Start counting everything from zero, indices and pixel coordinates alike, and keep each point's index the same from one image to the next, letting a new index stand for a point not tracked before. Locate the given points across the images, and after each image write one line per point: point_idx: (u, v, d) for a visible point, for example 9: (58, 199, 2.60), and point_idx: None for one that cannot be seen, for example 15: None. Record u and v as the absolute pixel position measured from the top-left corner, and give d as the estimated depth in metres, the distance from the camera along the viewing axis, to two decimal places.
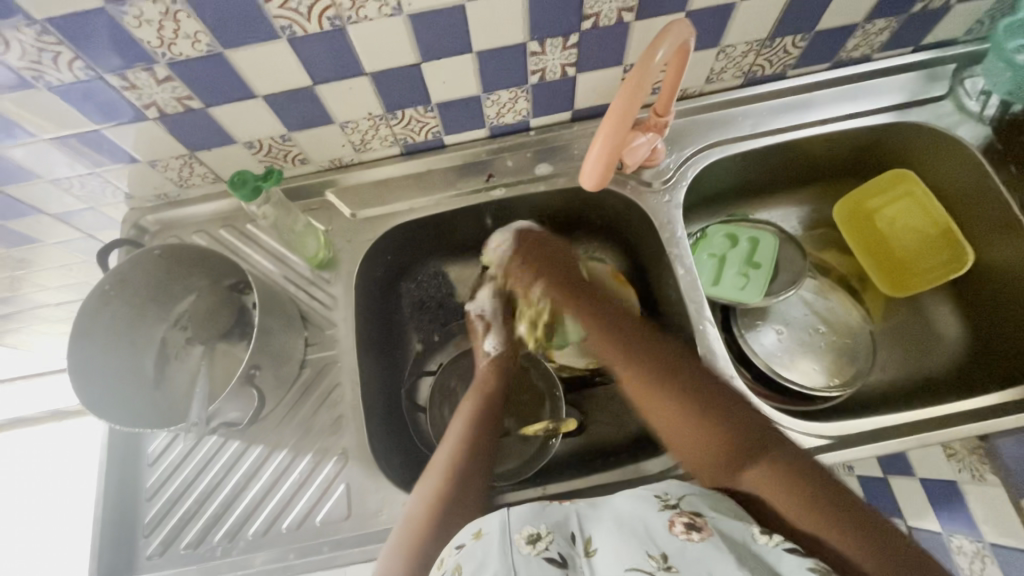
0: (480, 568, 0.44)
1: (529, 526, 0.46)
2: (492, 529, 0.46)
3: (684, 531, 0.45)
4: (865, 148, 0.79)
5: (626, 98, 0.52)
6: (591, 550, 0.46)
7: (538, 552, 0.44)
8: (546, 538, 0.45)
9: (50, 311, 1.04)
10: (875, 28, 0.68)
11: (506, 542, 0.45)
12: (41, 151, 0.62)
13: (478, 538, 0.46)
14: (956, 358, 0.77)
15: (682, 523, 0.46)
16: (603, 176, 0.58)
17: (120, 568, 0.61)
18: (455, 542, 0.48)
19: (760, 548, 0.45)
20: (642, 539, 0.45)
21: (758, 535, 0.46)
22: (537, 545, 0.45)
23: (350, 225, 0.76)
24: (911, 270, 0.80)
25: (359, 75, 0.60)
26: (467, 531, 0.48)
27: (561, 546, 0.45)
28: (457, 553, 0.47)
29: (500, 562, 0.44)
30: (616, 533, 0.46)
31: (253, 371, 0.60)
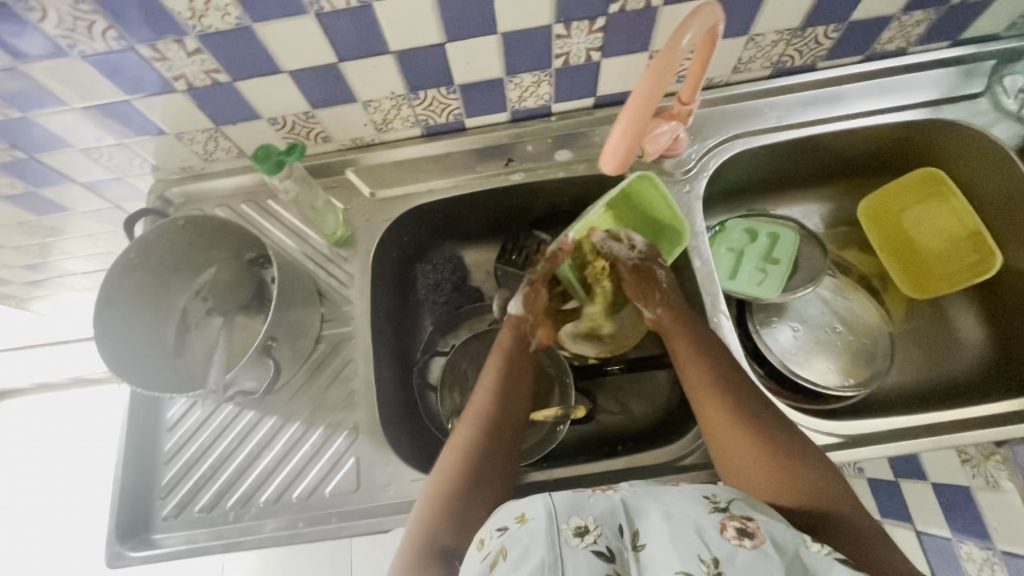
0: (526, 555, 0.45)
1: (575, 519, 0.47)
2: (537, 516, 0.47)
3: (736, 536, 0.45)
4: (894, 145, 0.78)
5: (655, 74, 0.51)
6: (638, 545, 0.46)
7: (586, 546, 0.45)
8: (593, 531, 0.46)
9: (77, 279, 1.07)
10: (912, 20, 0.66)
11: (553, 531, 0.46)
12: (73, 119, 0.64)
13: (524, 524, 0.47)
14: (976, 365, 0.75)
15: (734, 527, 0.46)
16: (624, 158, 0.58)
17: (138, 526, 0.63)
18: (495, 525, 0.49)
19: (812, 556, 0.45)
20: (693, 539, 0.45)
21: (810, 543, 0.46)
22: (584, 539, 0.45)
23: (369, 204, 0.77)
24: (935, 271, 0.78)
25: (384, 54, 0.61)
26: (510, 515, 0.49)
27: (609, 541, 0.46)
28: (499, 535, 0.47)
29: (546, 551, 0.45)
30: (666, 529, 0.46)
31: (270, 343, 0.62)
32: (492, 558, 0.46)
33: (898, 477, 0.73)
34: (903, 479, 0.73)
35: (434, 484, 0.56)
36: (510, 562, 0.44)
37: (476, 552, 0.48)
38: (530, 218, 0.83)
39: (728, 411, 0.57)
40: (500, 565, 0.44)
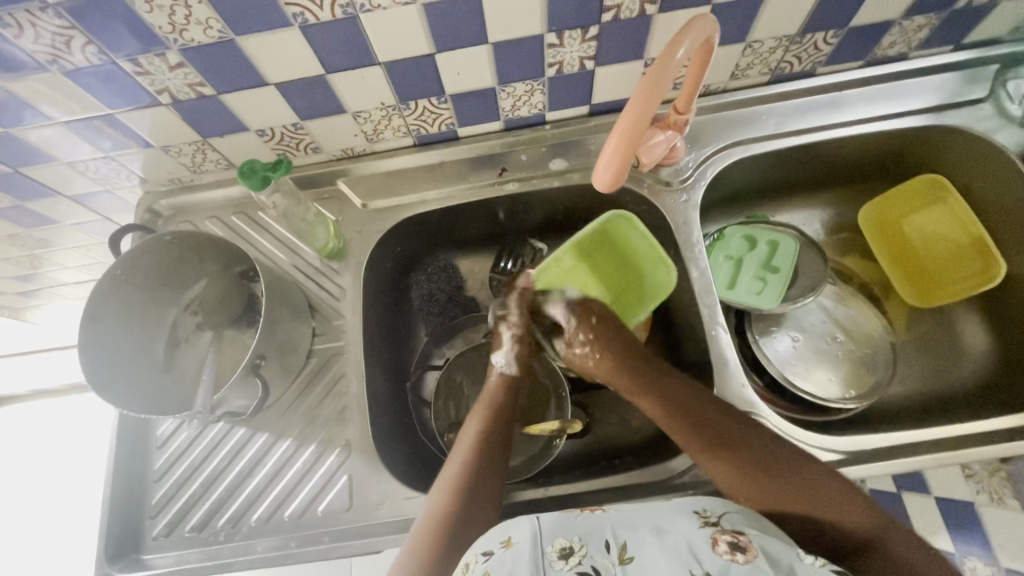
0: None
1: (561, 540, 0.46)
2: (522, 538, 0.47)
3: (728, 551, 0.44)
4: (895, 151, 0.76)
5: (644, 95, 0.50)
6: (626, 558, 0.45)
7: (571, 567, 0.44)
8: (579, 551, 0.45)
9: (70, 289, 1.06)
10: (914, 25, 0.65)
11: (538, 553, 0.46)
12: (56, 134, 0.62)
13: (508, 548, 0.46)
14: (979, 375, 0.74)
15: (725, 542, 0.45)
16: (617, 176, 0.56)
17: (127, 547, 0.62)
18: (482, 547, 0.48)
19: (806, 567, 0.44)
20: (684, 556, 0.44)
21: (803, 556, 0.46)
22: (570, 560, 0.45)
23: (360, 215, 0.76)
24: (938, 279, 0.77)
25: (372, 65, 0.59)
26: (496, 538, 0.48)
27: (595, 559, 0.45)
28: (485, 560, 0.46)
29: (530, 572, 0.44)
30: (655, 543, 0.45)
31: (260, 361, 0.60)
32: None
33: None
34: None
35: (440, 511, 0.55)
36: None
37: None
38: (524, 227, 0.81)
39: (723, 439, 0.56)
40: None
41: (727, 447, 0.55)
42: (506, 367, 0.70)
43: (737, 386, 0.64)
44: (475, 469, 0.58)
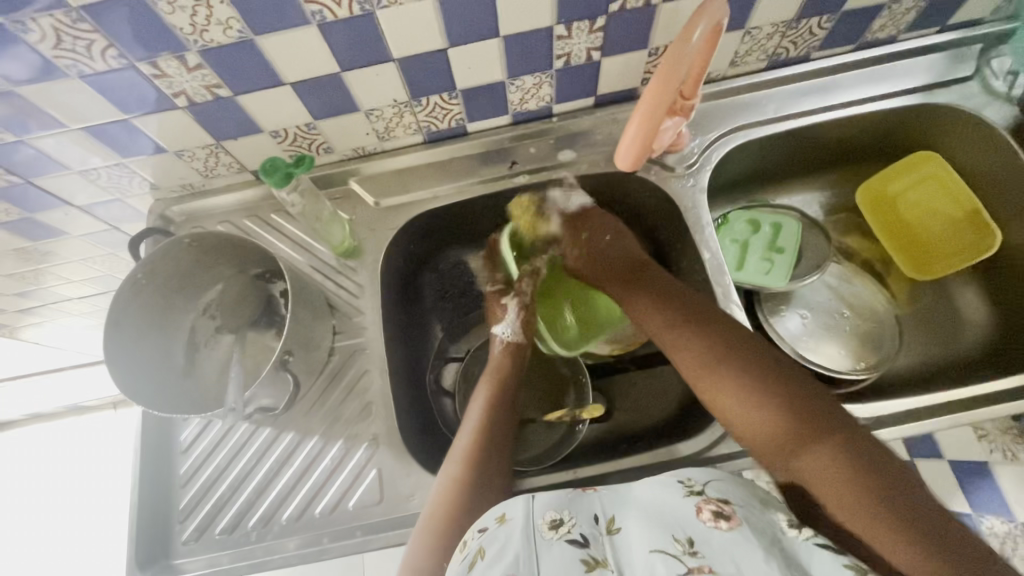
0: (503, 552, 0.45)
1: (550, 512, 0.48)
2: (515, 516, 0.48)
3: (712, 518, 0.46)
4: (890, 130, 0.79)
5: (658, 86, 0.54)
6: (614, 529, 0.48)
7: (560, 536, 0.46)
8: (568, 523, 0.47)
9: (72, 304, 1.05)
10: (902, 8, 0.68)
11: (529, 527, 0.47)
12: (69, 141, 0.62)
13: (503, 524, 0.48)
14: (982, 340, 0.76)
15: (710, 510, 0.47)
16: (636, 159, 0.63)
17: (157, 552, 0.62)
18: (479, 525, 0.50)
19: (789, 540, 0.47)
20: (669, 523, 0.46)
21: (786, 529, 0.48)
22: (559, 530, 0.46)
23: (373, 213, 0.77)
24: (935, 253, 0.80)
25: (386, 62, 0.60)
26: (491, 516, 0.50)
27: (583, 529, 0.47)
28: (480, 536, 0.49)
29: (521, 546, 0.45)
30: (642, 514, 0.48)
31: (287, 357, 0.61)
32: (472, 558, 0.47)
33: None
34: None
35: (451, 491, 0.58)
36: (489, 560, 0.45)
37: (459, 554, 0.49)
38: None
39: (702, 350, 0.61)
40: (478, 564, 0.45)
41: (726, 391, 0.57)
42: (508, 334, 0.75)
43: None
44: (478, 451, 0.61)
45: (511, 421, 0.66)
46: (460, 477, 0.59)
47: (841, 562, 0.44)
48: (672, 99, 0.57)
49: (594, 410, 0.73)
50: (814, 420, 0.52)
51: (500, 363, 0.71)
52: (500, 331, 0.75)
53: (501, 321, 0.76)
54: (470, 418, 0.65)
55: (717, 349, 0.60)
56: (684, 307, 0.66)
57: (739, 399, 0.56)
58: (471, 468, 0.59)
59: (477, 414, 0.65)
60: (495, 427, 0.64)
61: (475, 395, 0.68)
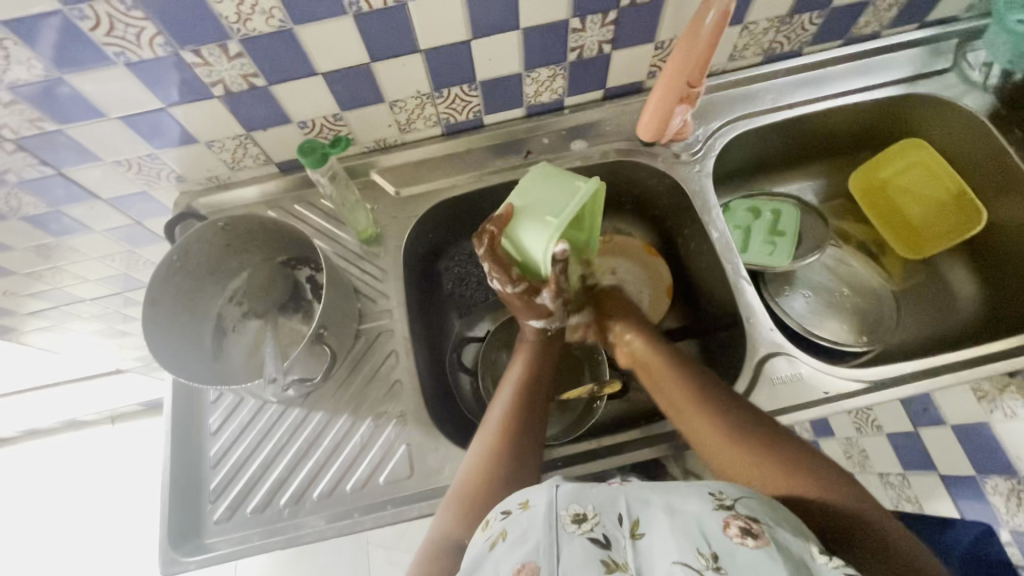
0: (523, 538, 0.46)
1: (575, 505, 0.47)
2: (538, 503, 0.48)
3: (738, 535, 0.44)
4: (878, 120, 0.84)
5: (674, 68, 0.65)
6: (637, 533, 0.46)
7: (582, 532, 0.45)
8: (592, 519, 0.46)
9: (85, 307, 1.05)
10: (885, 4, 0.74)
11: (552, 515, 0.46)
12: (106, 130, 0.65)
13: (525, 510, 0.48)
14: (974, 312, 0.80)
15: (737, 525, 0.45)
16: (655, 132, 0.74)
17: (189, 532, 0.62)
18: (501, 507, 0.51)
19: (817, 567, 0.44)
20: (693, 533, 0.45)
21: (817, 554, 0.45)
22: (582, 526, 0.45)
23: (394, 202, 0.80)
24: (924, 233, 0.85)
25: (414, 53, 0.64)
26: (514, 500, 0.50)
27: (607, 528, 0.46)
28: (503, 518, 0.49)
29: (543, 534, 0.45)
30: (667, 521, 0.46)
31: (321, 333, 0.63)
32: (493, 539, 0.47)
33: (918, 427, 0.77)
34: (923, 428, 0.76)
35: (482, 462, 0.59)
36: (510, 544, 0.46)
37: (482, 533, 0.50)
38: None
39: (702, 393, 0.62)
40: (499, 547, 0.46)
41: (708, 430, 0.59)
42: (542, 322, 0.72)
43: (767, 331, 0.69)
44: (513, 426, 0.62)
45: (540, 400, 0.66)
46: (494, 448, 0.60)
47: None
48: (686, 88, 0.68)
49: (612, 386, 0.75)
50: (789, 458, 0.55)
51: (536, 354, 0.71)
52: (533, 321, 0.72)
53: (542, 317, 0.71)
54: (503, 395, 0.66)
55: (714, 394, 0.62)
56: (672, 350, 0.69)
57: (739, 440, 0.57)
58: (505, 439, 0.61)
59: (505, 396, 0.66)
60: (527, 403, 0.65)
61: (506, 378, 0.68)
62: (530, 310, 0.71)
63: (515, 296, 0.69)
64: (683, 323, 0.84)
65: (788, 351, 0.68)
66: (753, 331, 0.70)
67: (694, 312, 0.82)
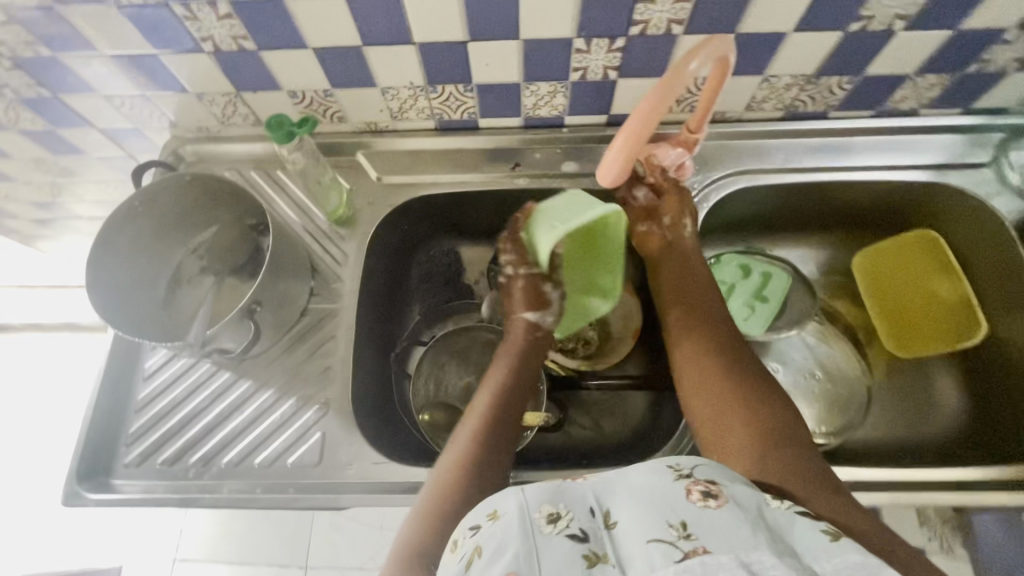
0: (499, 554, 0.40)
1: (546, 504, 0.42)
2: (508, 510, 0.43)
3: (701, 498, 0.42)
4: (897, 202, 0.78)
5: (643, 111, 0.56)
6: (611, 523, 0.42)
7: (560, 531, 0.41)
8: (566, 517, 0.41)
9: (83, 223, 1.09)
10: (926, 82, 0.68)
11: (526, 522, 0.41)
12: (98, 65, 0.65)
13: (495, 521, 0.42)
14: (949, 425, 0.76)
15: (698, 490, 0.42)
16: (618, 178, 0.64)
17: (99, 469, 0.64)
18: (470, 522, 0.45)
19: (773, 511, 0.43)
20: (659, 507, 0.41)
21: (769, 500, 0.44)
22: (558, 524, 0.41)
23: (374, 188, 0.78)
24: (917, 331, 0.78)
25: (407, 44, 0.62)
26: (482, 512, 0.44)
27: (582, 522, 0.42)
28: (474, 534, 0.43)
29: (521, 543, 0.40)
30: (632, 500, 0.42)
31: (254, 307, 0.63)
32: (468, 558, 0.41)
33: None
34: None
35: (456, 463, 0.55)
36: (486, 561, 0.40)
37: (452, 555, 0.44)
38: None
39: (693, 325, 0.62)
40: (475, 565, 0.40)
41: (718, 402, 0.55)
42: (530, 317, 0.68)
43: None
44: (489, 419, 0.59)
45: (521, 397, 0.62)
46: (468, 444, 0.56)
47: (822, 530, 0.41)
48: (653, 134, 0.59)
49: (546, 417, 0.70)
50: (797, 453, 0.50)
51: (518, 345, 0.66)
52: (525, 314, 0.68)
53: (537, 309, 0.68)
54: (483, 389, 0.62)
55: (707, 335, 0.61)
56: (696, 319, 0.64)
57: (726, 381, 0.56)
58: (481, 434, 0.57)
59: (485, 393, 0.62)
60: (508, 398, 0.61)
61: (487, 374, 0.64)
62: (529, 300, 0.68)
63: (520, 285, 0.69)
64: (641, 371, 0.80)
65: None
66: None
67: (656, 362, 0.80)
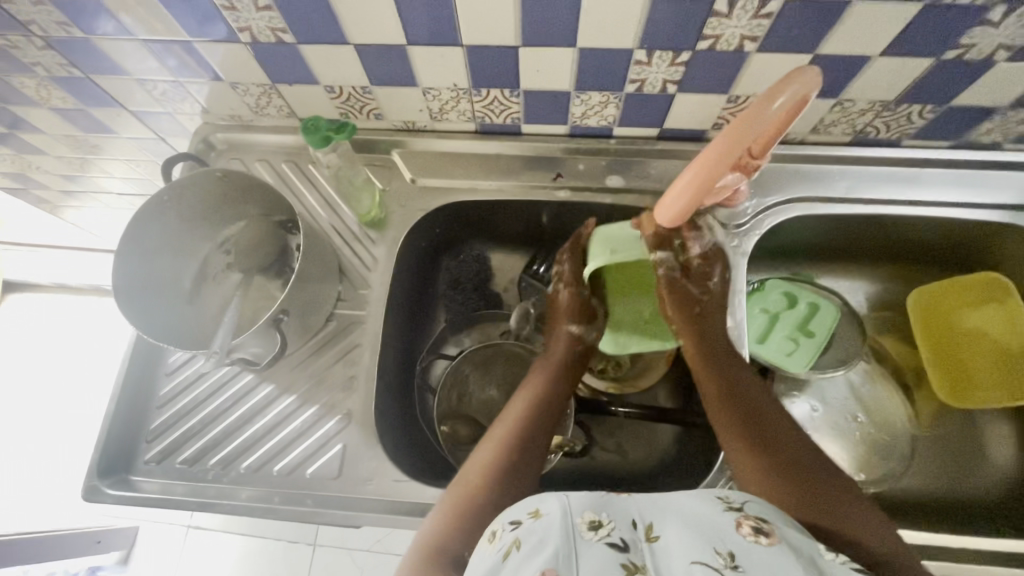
0: (541, 546, 0.41)
1: (590, 512, 0.43)
2: (551, 511, 0.43)
3: (751, 534, 0.42)
4: (966, 240, 0.73)
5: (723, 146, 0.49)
6: (653, 538, 0.43)
7: (601, 539, 0.41)
8: (608, 525, 0.42)
9: (109, 196, 1.07)
10: (1018, 116, 0.62)
11: (568, 523, 0.42)
12: (131, 49, 0.63)
13: (537, 518, 0.43)
14: (1000, 481, 0.72)
15: (750, 525, 0.42)
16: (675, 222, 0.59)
17: (120, 464, 0.64)
18: (510, 517, 0.45)
19: (827, 563, 0.42)
20: (708, 532, 0.42)
21: (825, 551, 0.43)
22: (599, 532, 0.42)
23: (407, 189, 0.75)
24: (974, 380, 0.74)
25: (454, 45, 0.58)
26: (524, 508, 0.45)
27: (624, 533, 0.42)
28: (513, 529, 0.44)
29: (561, 543, 0.41)
30: (682, 524, 0.43)
31: (281, 317, 0.61)
32: (506, 549, 0.42)
33: None
34: None
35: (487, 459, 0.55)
36: (524, 555, 0.41)
37: (489, 544, 0.45)
38: (567, 234, 0.79)
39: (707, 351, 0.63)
40: (513, 557, 0.41)
41: (739, 424, 0.56)
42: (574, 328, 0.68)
43: None
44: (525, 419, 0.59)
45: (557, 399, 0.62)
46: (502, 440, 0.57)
47: None
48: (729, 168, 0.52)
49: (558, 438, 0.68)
50: (819, 486, 0.50)
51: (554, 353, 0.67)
52: (570, 326, 0.68)
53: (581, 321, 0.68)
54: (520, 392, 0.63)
55: (723, 361, 0.62)
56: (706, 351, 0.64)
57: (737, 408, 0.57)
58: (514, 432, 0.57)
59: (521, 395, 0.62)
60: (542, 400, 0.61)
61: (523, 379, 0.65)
62: (574, 312, 0.69)
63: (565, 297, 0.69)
64: (672, 397, 0.78)
65: None
66: None
67: (687, 391, 0.77)
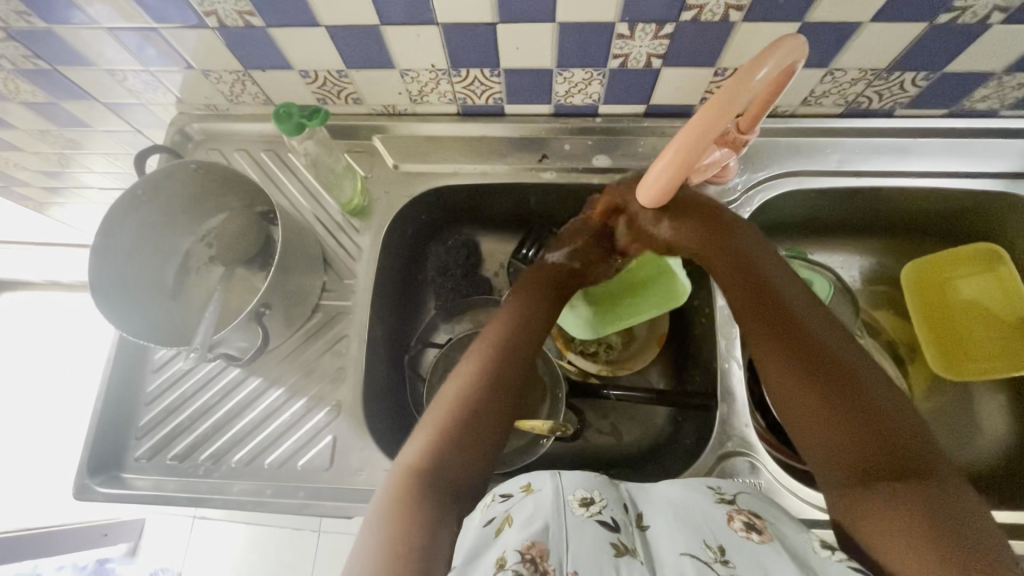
0: (532, 521, 0.41)
1: (582, 490, 0.43)
2: (543, 487, 0.43)
3: (744, 529, 0.41)
4: (961, 211, 0.71)
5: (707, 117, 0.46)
6: (643, 525, 0.43)
7: (591, 516, 0.41)
8: (599, 503, 0.42)
9: (92, 191, 1.05)
10: (1013, 82, 0.60)
11: (559, 501, 0.42)
12: (96, 38, 0.60)
13: (528, 493, 0.43)
14: (998, 451, 0.72)
15: (741, 520, 0.42)
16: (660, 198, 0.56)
17: (109, 461, 0.64)
18: (501, 490, 0.45)
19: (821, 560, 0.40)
20: (698, 524, 0.42)
21: (819, 548, 0.41)
22: (590, 509, 0.42)
23: (390, 175, 0.73)
24: (969, 352, 0.73)
25: (429, 24, 0.56)
26: (516, 483, 0.45)
27: (615, 513, 0.42)
28: (504, 502, 0.43)
29: (552, 519, 0.41)
30: (671, 513, 0.43)
31: (263, 310, 0.59)
32: (498, 524, 0.42)
33: None
34: None
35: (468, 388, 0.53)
36: (516, 530, 0.40)
37: (480, 515, 0.44)
38: (555, 216, 0.78)
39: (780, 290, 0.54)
40: (505, 532, 0.41)
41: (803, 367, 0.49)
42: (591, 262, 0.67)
43: (741, 426, 0.63)
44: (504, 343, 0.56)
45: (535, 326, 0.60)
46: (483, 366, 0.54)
47: None
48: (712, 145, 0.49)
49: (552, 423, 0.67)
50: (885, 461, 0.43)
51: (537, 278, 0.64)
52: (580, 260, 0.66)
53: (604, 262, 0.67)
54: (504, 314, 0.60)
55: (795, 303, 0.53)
56: (731, 267, 0.57)
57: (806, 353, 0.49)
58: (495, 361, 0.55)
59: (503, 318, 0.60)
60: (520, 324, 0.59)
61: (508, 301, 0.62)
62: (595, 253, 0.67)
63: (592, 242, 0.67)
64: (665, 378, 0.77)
65: (754, 453, 0.62)
66: (727, 420, 0.64)
67: (680, 372, 0.76)
